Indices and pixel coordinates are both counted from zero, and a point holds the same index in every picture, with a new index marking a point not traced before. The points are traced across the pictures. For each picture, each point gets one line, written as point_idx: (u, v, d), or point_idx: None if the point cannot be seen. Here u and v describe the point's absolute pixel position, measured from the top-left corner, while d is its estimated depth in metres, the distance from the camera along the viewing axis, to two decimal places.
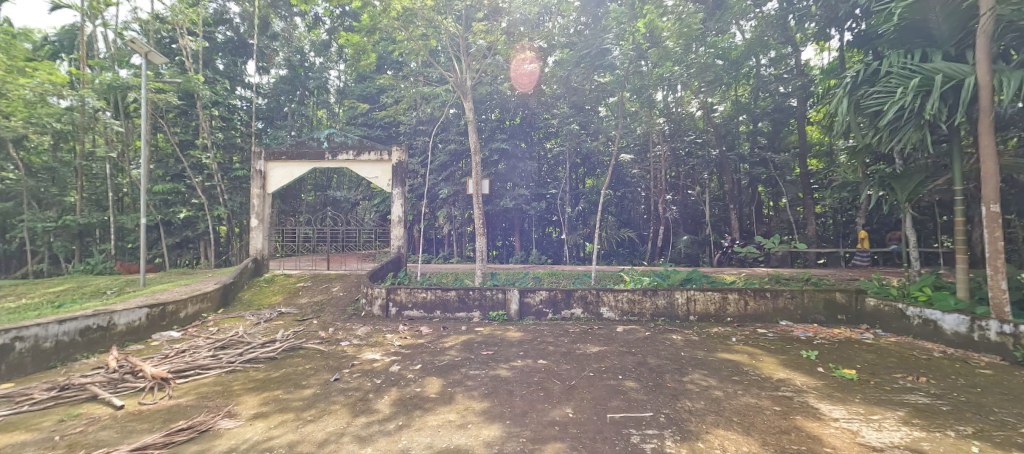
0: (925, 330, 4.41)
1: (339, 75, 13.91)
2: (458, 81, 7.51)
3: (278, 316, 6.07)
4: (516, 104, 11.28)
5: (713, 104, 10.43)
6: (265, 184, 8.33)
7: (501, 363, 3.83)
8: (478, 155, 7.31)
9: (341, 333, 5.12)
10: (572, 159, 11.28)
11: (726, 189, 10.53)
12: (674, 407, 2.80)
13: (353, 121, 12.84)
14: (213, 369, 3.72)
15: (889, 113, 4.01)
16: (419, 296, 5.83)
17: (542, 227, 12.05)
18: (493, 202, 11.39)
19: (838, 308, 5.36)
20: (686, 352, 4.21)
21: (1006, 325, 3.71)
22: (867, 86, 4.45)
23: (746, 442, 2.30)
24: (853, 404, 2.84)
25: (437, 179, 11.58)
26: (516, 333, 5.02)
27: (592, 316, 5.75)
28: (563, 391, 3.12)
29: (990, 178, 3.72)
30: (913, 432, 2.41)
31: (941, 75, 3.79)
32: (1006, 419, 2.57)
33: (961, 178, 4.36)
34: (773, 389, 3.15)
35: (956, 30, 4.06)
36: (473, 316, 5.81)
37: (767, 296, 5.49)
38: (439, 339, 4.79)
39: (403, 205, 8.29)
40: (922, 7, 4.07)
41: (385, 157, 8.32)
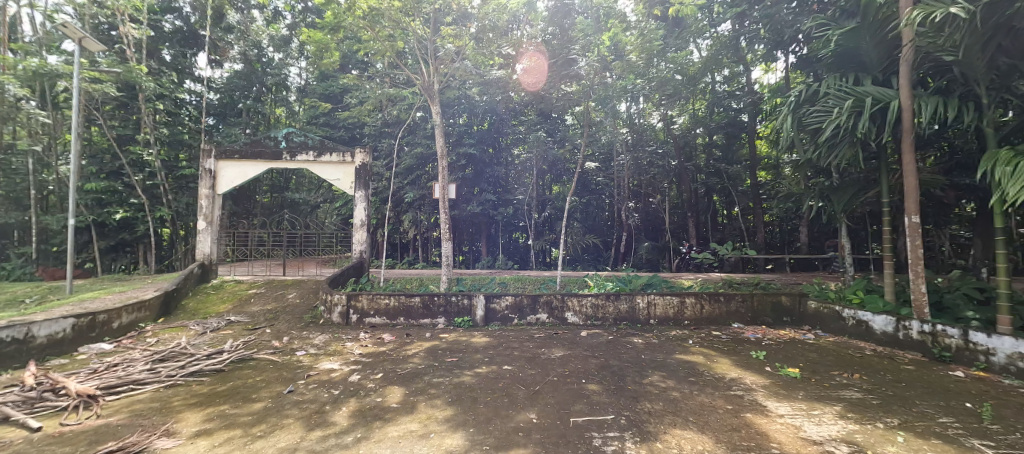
0: (858, 330, 4.80)
1: (300, 72, 13.44)
2: (426, 84, 7.40)
3: (227, 325, 5.68)
4: (484, 108, 11.30)
5: (673, 117, 11.05)
6: (215, 183, 7.80)
7: (465, 370, 3.78)
8: (445, 159, 7.20)
9: (297, 342, 4.87)
10: (539, 166, 11.44)
11: (685, 198, 11.04)
12: (635, 409, 2.87)
13: (314, 121, 12.36)
14: (149, 384, 3.42)
15: (827, 130, 4.36)
16: (382, 302, 5.66)
17: (509, 232, 12.17)
18: (460, 207, 11.35)
19: (783, 310, 5.74)
20: (647, 355, 4.34)
21: (925, 324, 4.10)
22: (808, 105, 4.82)
23: (701, 441, 2.39)
24: (797, 400, 3.03)
25: (402, 183, 11.37)
26: (481, 339, 4.98)
27: (557, 320, 5.81)
28: (527, 397, 3.12)
29: (911, 193, 4.12)
30: (848, 425, 2.60)
31: (871, 98, 4.17)
32: (925, 410, 2.83)
33: (887, 192, 4.81)
34: (726, 388, 3.30)
35: (883, 58, 4.51)
36: (438, 322, 5.70)
37: (720, 300, 5.78)
38: (402, 346, 4.66)
39: (366, 208, 8.03)
40: (854, 35, 4.48)
41: (348, 158, 8.06)
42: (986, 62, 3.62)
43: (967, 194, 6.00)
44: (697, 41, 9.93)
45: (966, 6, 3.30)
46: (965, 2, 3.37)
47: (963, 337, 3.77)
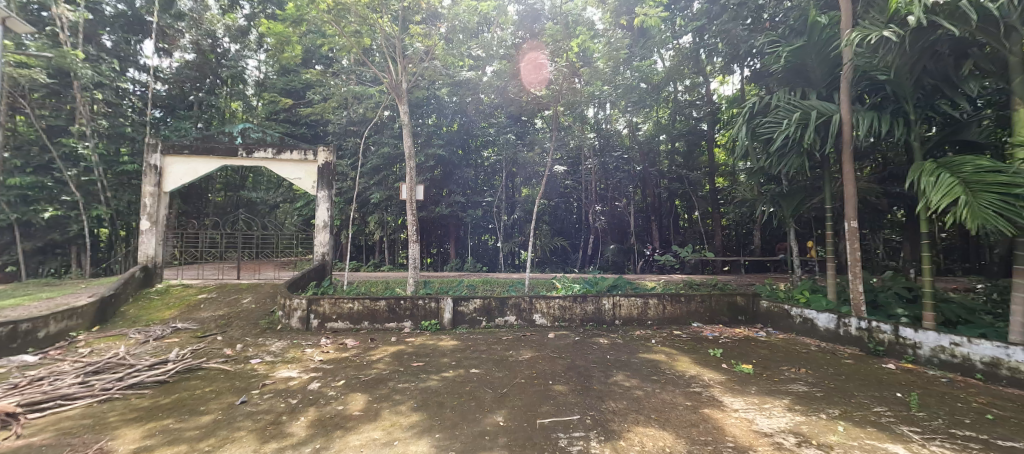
0: (805, 327, 5.14)
1: (259, 65, 12.86)
2: (393, 82, 7.21)
3: (173, 332, 5.29)
4: (454, 110, 11.24)
5: (638, 123, 11.45)
6: (162, 181, 7.27)
7: (432, 375, 3.71)
8: (413, 160, 7.07)
9: (252, 349, 4.61)
10: (508, 168, 11.51)
11: (649, 202, 11.42)
12: (600, 409, 2.92)
13: (274, 117, 11.82)
14: (80, 399, 3.11)
15: (778, 140, 4.64)
16: (345, 306, 5.47)
17: (478, 235, 12.17)
18: (428, 209, 11.20)
19: (738, 309, 6.05)
20: (612, 355, 4.43)
21: (862, 321, 4.44)
22: (761, 116, 5.13)
23: (662, 437, 2.47)
24: (750, 395, 3.19)
25: (368, 183, 11.07)
26: (449, 343, 4.91)
27: (525, 322, 5.84)
28: (494, 399, 3.11)
29: (849, 200, 4.47)
30: (796, 417, 2.77)
31: (816, 112, 4.49)
32: (863, 401, 3.06)
33: (830, 199, 5.18)
34: (686, 385, 3.43)
35: (827, 75, 4.88)
36: (404, 326, 5.57)
37: (681, 300, 6.02)
38: (367, 352, 4.52)
39: (329, 209, 7.76)
40: (802, 53, 4.81)
41: (309, 157, 7.74)
42: (914, 82, 3.97)
43: (898, 202, 6.58)
44: (661, 52, 10.35)
45: (897, 30, 3.61)
46: (895, 27, 3.70)
47: (895, 332, 4.12)
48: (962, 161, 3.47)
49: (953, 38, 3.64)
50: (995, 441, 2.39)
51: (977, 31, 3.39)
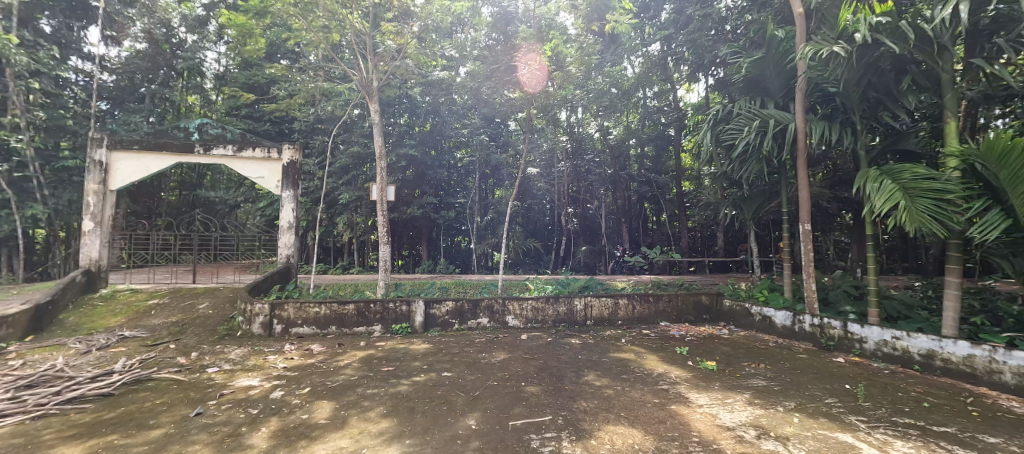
0: (764, 324, 5.41)
1: (219, 57, 12.25)
2: (363, 80, 7.02)
3: (119, 341, 4.92)
4: (427, 110, 11.11)
5: (610, 127, 11.69)
6: (107, 178, 6.77)
7: (403, 379, 3.63)
8: (384, 160, 6.91)
9: (208, 357, 4.36)
10: (481, 169, 11.48)
11: (620, 205, 11.70)
12: (571, 409, 2.95)
13: (235, 112, 11.30)
14: (10, 416, 2.83)
15: (740, 146, 4.86)
16: (311, 311, 5.27)
17: (451, 236, 12.13)
18: (400, 210, 10.99)
19: (703, 308, 6.30)
20: (583, 355, 4.50)
21: (815, 318, 4.72)
22: (723, 123, 5.36)
23: (632, 434, 2.52)
24: (713, 391, 3.32)
25: (336, 183, 10.76)
26: (421, 346, 4.83)
27: (497, 324, 5.83)
28: (467, 402, 3.08)
29: (803, 204, 4.74)
30: (756, 411, 2.91)
31: (773, 121, 4.74)
32: (816, 393, 3.26)
33: (786, 202, 5.48)
34: (654, 383, 3.53)
35: (783, 86, 5.16)
36: (374, 330, 5.43)
37: (650, 300, 6.20)
38: (334, 357, 4.37)
39: (295, 209, 7.47)
40: (761, 64, 5.08)
41: (273, 155, 7.42)
42: (860, 94, 4.27)
43: (846, 206, 7.05)
44: (631, 58, 10.66)
45: (845, 46, 3.86)
46: (844, 43, 3.96)
47: (843, 328, 4.40)
48: (902, 169, 3.74)
49: (894, 55, 3.93)
50: (931, 427, 2.60)
51: (914, 50, 3.68)
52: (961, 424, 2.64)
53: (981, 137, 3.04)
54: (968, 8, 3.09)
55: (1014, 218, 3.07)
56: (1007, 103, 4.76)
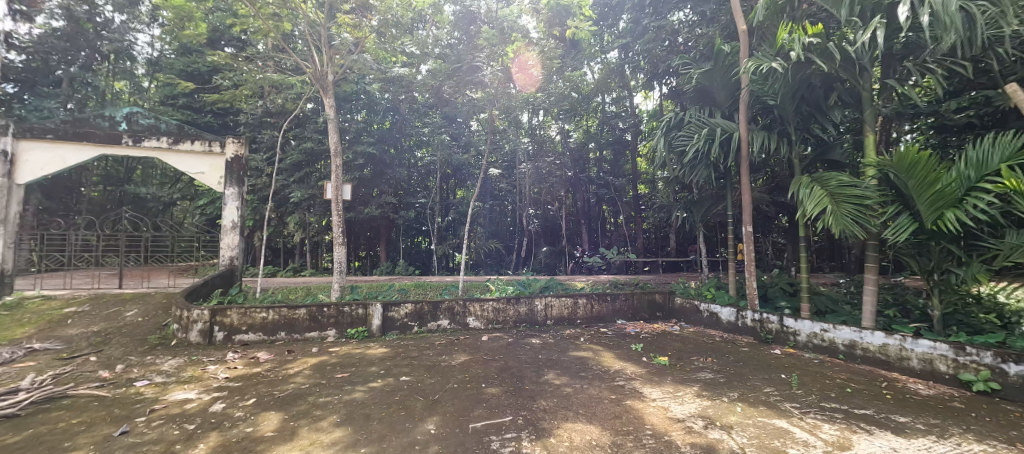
0: (711, 320, 5.75)
1: (154, 41, 11.23)
2: (317, 74, 6.68)
3: (27, 355, 4.34)
4: (386, 107, 10.80)
5: (570, 131, 11.93)
6: (13, 170, 6.02)
7: (357, 386, 3.49)
8: (339, 158, 6.63)
9: (136, 370, 3.96)
10: (442, 169, 11.30)
11: (579, 206, 11.99)
12: (531, 408, 2.98)
13: (171, 101, 10.43)
14: None
15: (690, 152, 5.14)
16: (257, 316, 4.94)
17: (411, 237, 11.89)
18: (356, 209, 10.60)
19: (657, 306, 6.59)
20: (544, 354, 4.56)
21: (756, 314, 5.08)
22: (676, 130, 5.65)
23: (589, 431, 2.59)
24: (665, 385, 3.48)
25: (287, 181, 10.21)
26: (378, 350, 4.69)
27: (458, 326, 5.77)
28: (426, 407, 3.02)
29: (746, 207, 5.08)
30: (703, 402, 3.08)
31: (720, 129, 5.06)
32: (756, 383, 3.50)
33: (731, 206, 5.85)
34: (611, 379, 3.64)
35: (728, 98, 5.51)
36: (328, 335, 5.19)
37: (607, 299, 6.40)
38: (283, 365, 4.13)
39: (239, 208, 6.96)
40: (709, 76, 5.40)
41: (215, 149, 6.88)
42: (794, 107, 4.64)
43: (783, 209, 7.65)
44: (590, 64, 10.98)
45: (782, 62, 4.18)
46: (782, 59, 4.28)
47: (780, 322, 4.78)
48: (830, 176, 4.10)
49: (823, 73, 4.31)
50: (854, 410, 2.87)
51: (840, 69, 4.05)
52: (877, 406, 2.94)
53: (894, 150, 3.41)
54: (884, 34, 3.45)
55: (920, 221, 3.48)
56: (915, 120, 5.37)
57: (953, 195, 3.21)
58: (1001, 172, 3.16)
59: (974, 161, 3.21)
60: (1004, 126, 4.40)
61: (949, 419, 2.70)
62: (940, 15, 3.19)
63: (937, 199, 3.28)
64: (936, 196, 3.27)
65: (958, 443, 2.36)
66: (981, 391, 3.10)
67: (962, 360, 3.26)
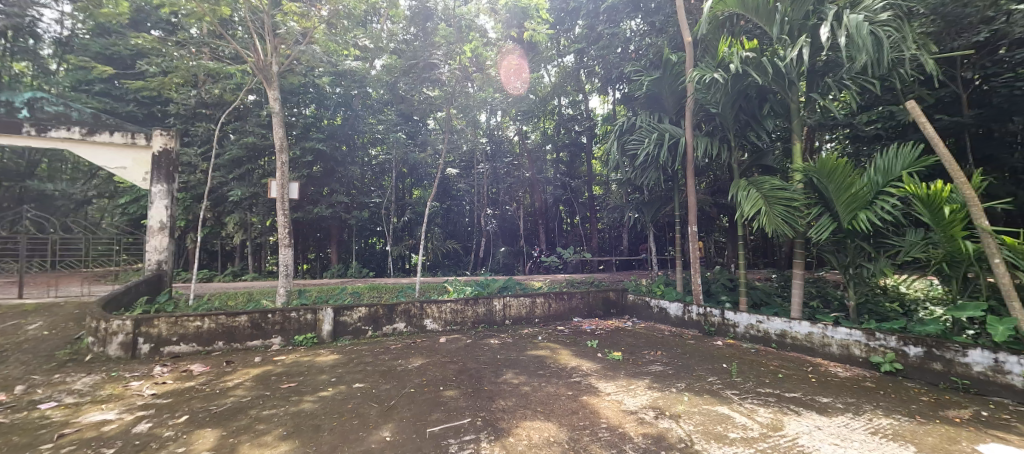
0: (661, 315, 6.06)
1: (63, 18, 9.94)
2: (260, 64, 6.23)
3: None
4: (337, 102, 10.21)
5: (527, 132, 12.07)
6: None
7: (305, 396, 3.30)
8: (285, 154, 6.22)
9: (41, 391, 3.47)
10: (398, 168, 11.00)
11: (537, 206, 12.15)
12: (489, 409, 2.97)
13: (85, 87, 9.30)
14: None
15: (641, 156, 5.40)
16: (190, 325, 4.52)
17: (365, 238, 11.48)
18: (304, 209, 10.03)
19: (611, 303, 6.83)
20: (502, 354, 4.57)
21: (701, 308, 5.41)
22: (628, 134, 5.91)
23: (547, 428, 2.62)
24: (619, 379, 3.61)
25: (225, 178, 9.46)
26: (328, 357, 4.47)
27: (415, 329, 5.63)
28: (381, 414, 2.92)
29: (691, 208, 5.39)
30: (654, 393, 3.23)
31: (668, 134, 5.34)
32: (702, 373, 3.74)
33: (679, 207, 6.17)
34: (568, 376, 3.73)
35: (676, 105, 5.83)
36: (272, 343, 4.87)
37: (564, 298, 6.53)
38: (221, 377, 3.81)
39: (169, 207, 6.32)
40: (658, 83, 5.69)
41: (138, 141, 6.19)
42: (733, 116, 4.99)
43: (723, 210, 8.22)
44: (547, 66, 11.17)
45: (723, 74, 4.49)
46: (722, 71, 4.61)
47: (721, 315, 5.13)
48: (763, 180, 4.45)
49: (758, 85, 4.68)
50: (784, 394, 3.15)
51: (772, 82, 4.41)
52: (803, 389, 3.25)
53: (817, 156, 3.77)
54: (809, 52, 3.81)
55: (838, 221, 3.88)
56: (834, 131, 6.00)
57: (865, 197, 3.61)
58: (902, 178, 3.61)
59: (881, 168, 3.64)
60: (903, 138, 5.02)
61: (862, 397, 3.04)
62: (855, 37, 3.58)
63: (852, 201, 3.67)
64: (852, 198, 3.66)
65: (870, 418, 2.66)
66: (887, 371, 3.52)
67: (872, 345, 3.68)
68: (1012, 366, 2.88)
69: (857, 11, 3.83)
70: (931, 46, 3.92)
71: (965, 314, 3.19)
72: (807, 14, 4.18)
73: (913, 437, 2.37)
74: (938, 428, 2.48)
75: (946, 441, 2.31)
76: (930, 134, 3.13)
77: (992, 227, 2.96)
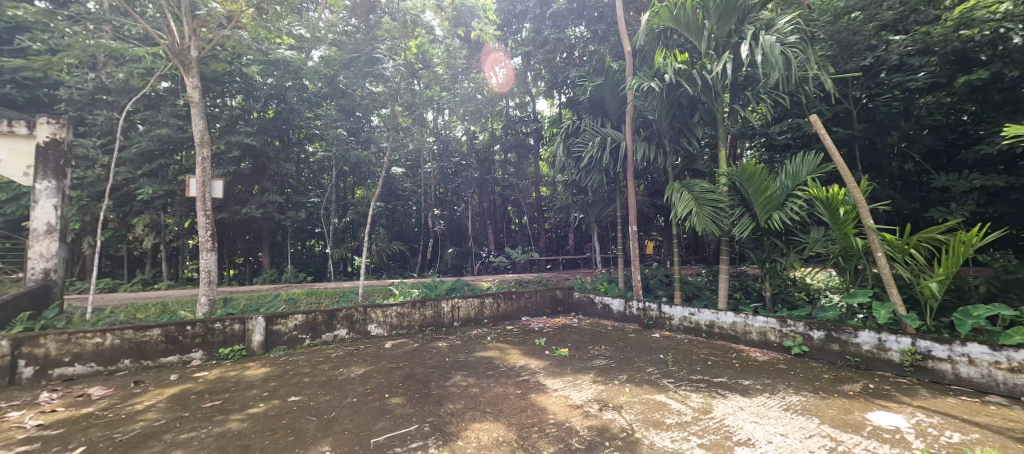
0: (605, 311, 6.32)
1: None
2: (174, 47, 5.56)
3: None
4: (268, 93, 9.35)
5: (476, 132, 12.06)
6: None
7: (233, 414, 3.01)
8: (207, 148, 5.64)
9: None
10: (338, 166, 10.44)
11: (486, 207, 12.16)
12: (438, 413, 2.92)
13: None
14: None
15: (585, 158, 5.65)
16: (88, 342, 3.94)
17: (302, 240, 10.76)
18: (231, 210, 9.17)
19: (558, 301, 7.01)
20: (450, 357, 4.51)
21: (641, 303, 5.72)
22: (573, 137, 6.16)
23: (495, 428, 2.63)
24: (566, 375, 3.72)
25: (133, 174, 8.38)
26: (258, 370, 4.12)
27: (358, 335, 5.37)
28: (319, 427, 2.75)
29: (631, 209, 5.66)
30: (599, 387, 3.37)
31: (610, 138, 5.63)
32: (642, 365, 3.95)
33: (620, 208, 6.47)
34: (516, 375, 3.78)
35: (617, 111, 6.12)
36: (192, 358, 4.39)
37: (513, 297, 6.59)
38: (129, 399, 3.37)
39: (60, 207, 5.45)
40: (601, 89, 5.97)
41: (17, 129, 5.24)
42: (668, 123, 5.33)
43: (660, 211, 8.76)
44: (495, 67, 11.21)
45: (659, 82, 4.80)
46: (658, 80, 4.93)
47: (658, 309, 5.47)
48: (694, 183, 4.80)
49: (689, 95, 5.05)
50: (712, 379, 3.43)
51: (701, 93, 4.79)
52: (728, 374, 3.57)
53: (739, 162, 4.15)
54: (732, 67, 4.21)
55: (757, 220, 4.30)
56: (753, 139, 6.65)
57: (778, 199, 4.04)
58: (806, 182, 4.07)
59: (790, 173, 4.08)
60: (807, 147, 5.69)
61: (776, 378, 3.40)
62: (770, 56, 4.00)
63: (767, 203, 4.09)
64: (767, 200, 4.08)
65: (783, 396, 2.99)
66: (796, 354, 3.98)
67: (785, 330, 4.13)
68: (891, 343, 3.38)
69: (771, 33, 4.28)
70: (830, 67, 4.47)
71: (856, 300, 3.68)
72: (729, 32, 4.62)
73: (818, 411, 2.70)
74: (836, 402, 2.84)
75: (843, 412, 2.65)
76: (828, 144, 3.55)
77: (876, 225, 3.44)
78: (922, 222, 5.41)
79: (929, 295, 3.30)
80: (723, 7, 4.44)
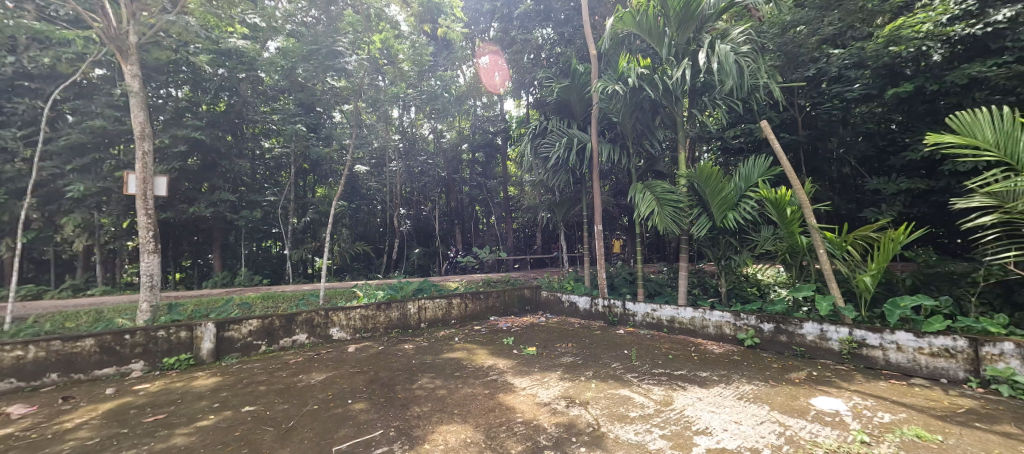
0: (571, 309, 6.44)
1: None
2: (109, 30, 5.09)
3: None
4: (218, 84, 8.77)
5: (443, 131, 11.93)
6: None
7: (179, 428, 2.80)
8: (148, 142, 5.22)
9: None
10: (297, 163, 9.99)
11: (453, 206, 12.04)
12: (403, 417, 2.85)
13: None
14: None
15: (552, 158, 5.74)
16: (5, 356, 3.53)
17: (257, 241, 10.20)
18: (177, 209, 8.53)
19: (525, 300, 7.06)
20: (417, 359, 4.43)
21: (606, 300, 5.87)
22: (540, 138, 6.26)
23: (463, 429, 2.61)
24: (533, 373, 3.76)
25: (61, 168, 7.62)
26: (208, 380, 3.86)
27: (319, 340, 5.16)
28: (276, 438, 2.61)
29: (597, 209, 5.79)
30: (566, 384, 3.41)
31: (576, 139, 5.76)
32: (607, 361, 4.05)
33: (586, 207, 6.61)
34: (484, 375, 3.77)
35: (583, 113, 6.25)
36: (132, 369, 4.05)
37: (481, 297, 6.57)
38: (55, 417, 3.05)
39: None
40: (567, 91, 6.07)
41: None
42: (631, 125, 5.50)
43: (624, 210, 9.02)
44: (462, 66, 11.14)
45: (623, 86, 4.94)
46: (622, 84, 5.08)
47: (622, 306, 5.64)
48: (655, 184, 4.98)
49: (651, 99, 5.23)
50: (673, 372, 3.58)
51: (662, 97, 4.97)
52: (688, 366, 3.73)
53: (697, 164, 4.35)
54: (690, 73, 4.40)
55: (713, 220, 4.52)
56: (709, 143, 6.98)
57: (732, 200, 4.26)
58: (757, 184, 4.33)
59: (743, 175, 4.32)
60: (758, 151, 6.05)
61: (731, 369, 3.59)
62: (724, 64, 4.22)
63: (722, 203, 4.31)
64: (723, 201, 4.30)
65: (737, 386, 3.16)
66: (749, 345, 4.22)
67: (739, 324, 4.37)
68: (832, 334, 3.66)
69: (726, 42, 4.52)
70: (778, 77, 4.77)
71: (801, 294, 3.95)
72: (688, 40, 4.83)
73: (768, 398, 2.87)
74: (784, 389, 3.04)
75: (790, 398, 2.84)
76: (776, 148, 3.80)
77: (818, 224, 3.71)
78: (857, 222, 5.84)
79: (863, 288, 3.59)
80: (681, 16, 4.63)
